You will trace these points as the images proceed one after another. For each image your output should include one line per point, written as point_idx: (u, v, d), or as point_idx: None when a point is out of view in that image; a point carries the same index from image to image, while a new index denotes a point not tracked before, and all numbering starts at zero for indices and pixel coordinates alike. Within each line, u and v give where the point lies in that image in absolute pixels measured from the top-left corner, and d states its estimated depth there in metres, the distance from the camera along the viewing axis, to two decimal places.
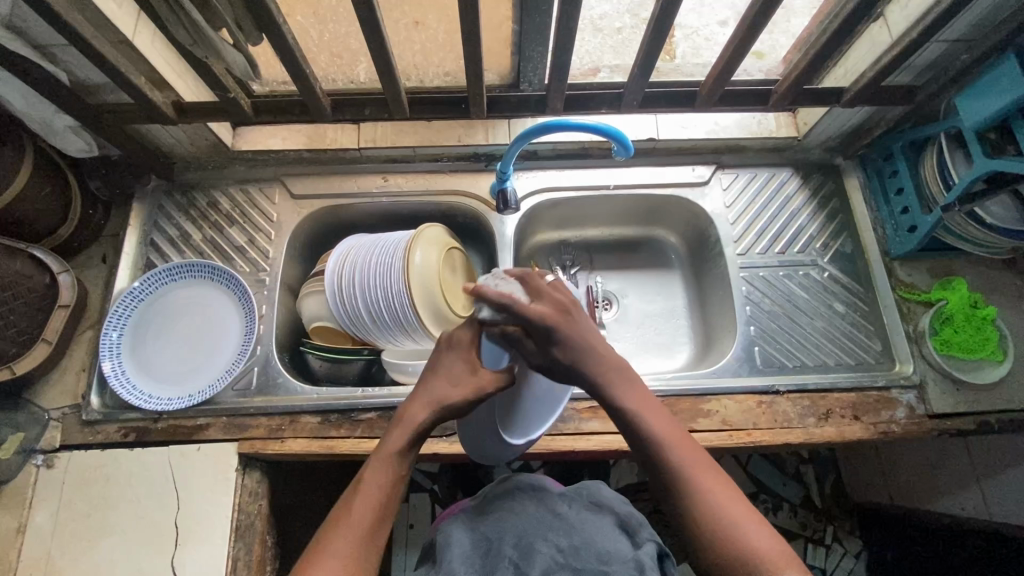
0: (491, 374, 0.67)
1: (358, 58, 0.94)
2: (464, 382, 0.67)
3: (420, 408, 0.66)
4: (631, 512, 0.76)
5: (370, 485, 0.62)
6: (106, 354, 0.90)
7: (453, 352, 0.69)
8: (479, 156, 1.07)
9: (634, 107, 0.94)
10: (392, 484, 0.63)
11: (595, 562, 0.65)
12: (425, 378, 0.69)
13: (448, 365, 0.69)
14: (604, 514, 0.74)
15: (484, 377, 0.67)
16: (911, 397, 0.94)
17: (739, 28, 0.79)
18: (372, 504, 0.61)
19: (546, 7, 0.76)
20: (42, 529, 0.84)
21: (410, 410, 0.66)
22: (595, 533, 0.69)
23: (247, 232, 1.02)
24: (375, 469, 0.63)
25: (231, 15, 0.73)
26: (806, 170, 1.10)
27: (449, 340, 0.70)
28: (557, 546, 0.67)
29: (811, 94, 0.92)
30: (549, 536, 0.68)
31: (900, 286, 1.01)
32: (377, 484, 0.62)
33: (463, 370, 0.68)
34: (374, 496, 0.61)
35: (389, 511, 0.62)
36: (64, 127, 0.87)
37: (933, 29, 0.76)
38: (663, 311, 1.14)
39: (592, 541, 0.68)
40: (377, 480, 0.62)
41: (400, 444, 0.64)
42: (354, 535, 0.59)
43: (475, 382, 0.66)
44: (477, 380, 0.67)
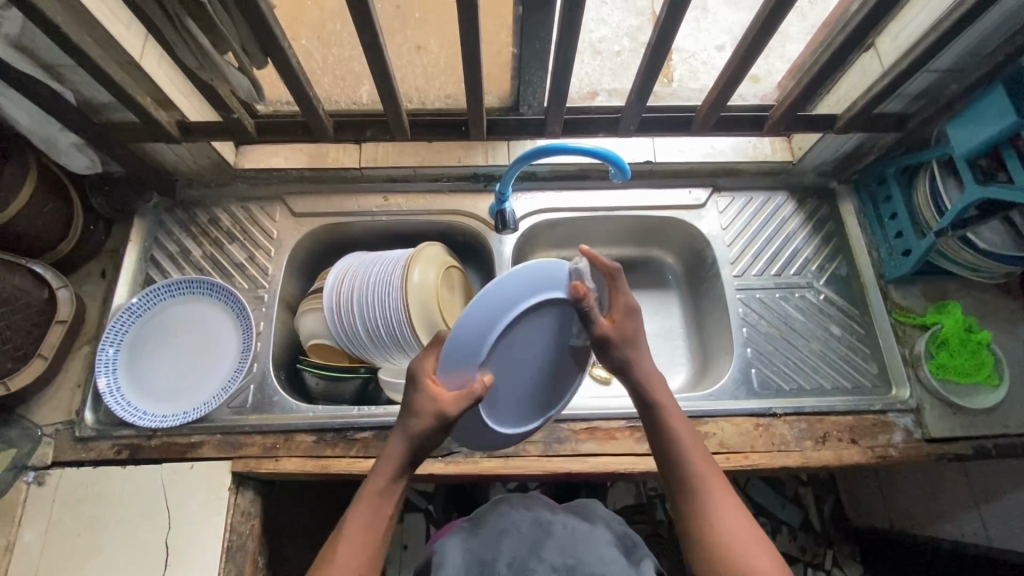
0: (454, 396, 0.65)
1: (362, 80, 0.96)
2: (427, 414, 0.65)
3: (395, 445, 0.66)
4: (626, 530, 0.77)
5: (352, 527, 0.63)
6: (102, 370, 0.90)
7: (411, 386, 0.66)
8: (478, 177, 1.08)
9: (631, 131, 0.96)
10: (379, 518, 0.64)
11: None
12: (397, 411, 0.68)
13: (409, 396, 0.66)
14: (599, 531, 0.74)
15: (449, 403, 0.64)
16: (908, 421, 0.94)
17: (735, 57, 0.81)
18: (358, 545, 0.62)
19: (544, 35, 0.78)
20: (30, 547, 0.83)
21: (388, 448, 0.67)
22: (589, 549, 0.70)
23: (246, 249, 1.03)
24: (361, 509, 0.64)
25: (237, 40, 0.74)
26: (802, 194, 1.11)
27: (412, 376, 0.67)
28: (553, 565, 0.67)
29: (805, 120, 0.94)
30: (544, 555, 0.69)
31: (895, 309, 1.02)
32: (359, 525, 0.63)
33: (425, 399, 0.65)
34: (362, 533, 0.63)
35: (375, 548, 0.63)
36: (69, 145, 0.88)
37: (922, 60, 0.78)
38: (659, 331, 1.14)
39: (585, 558, 0.69)
40: (361, 521, 0.63)
41: (381, 482, 0.66)
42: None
43: (439, 410, 0.64)
44: (439, 407, 0.64)
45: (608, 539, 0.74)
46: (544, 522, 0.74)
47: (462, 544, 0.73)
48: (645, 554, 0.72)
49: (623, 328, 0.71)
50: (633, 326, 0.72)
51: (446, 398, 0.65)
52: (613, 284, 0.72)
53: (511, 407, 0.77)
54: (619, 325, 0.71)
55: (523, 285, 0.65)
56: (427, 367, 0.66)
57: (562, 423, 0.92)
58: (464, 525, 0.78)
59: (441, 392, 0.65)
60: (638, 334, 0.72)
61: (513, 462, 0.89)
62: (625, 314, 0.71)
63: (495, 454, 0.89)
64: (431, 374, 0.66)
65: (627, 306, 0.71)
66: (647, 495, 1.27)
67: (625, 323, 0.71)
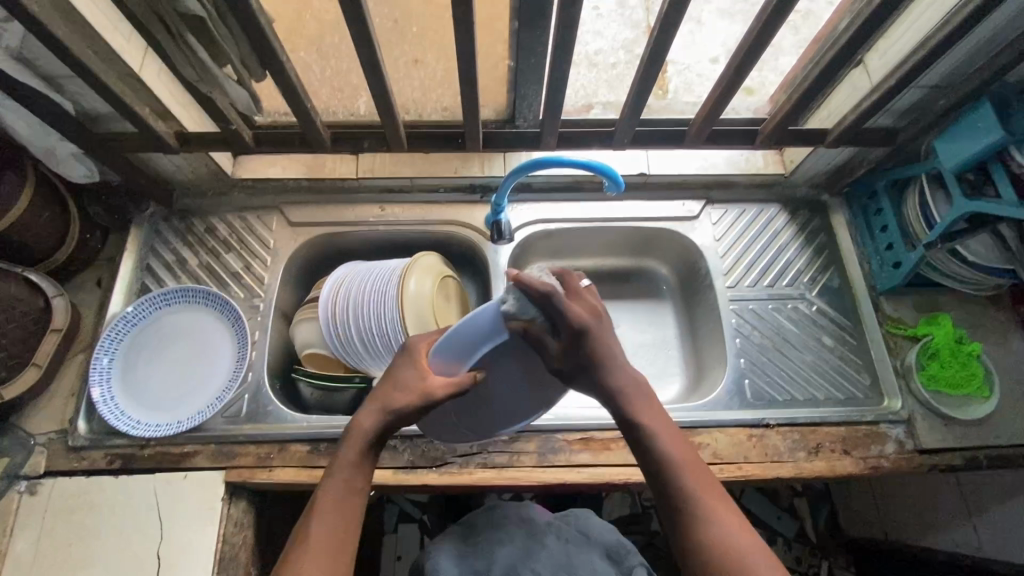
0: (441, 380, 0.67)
1: (359, 92, 0.98)
2: (411, 389, 0.67)
3: (368, 418, 0.66)
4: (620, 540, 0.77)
5: (324, 502, 0.62)
6: (96, 379, 0.90)
7: (404, 361, 0.70)
8: (474, 188, 1.09)
9: (625, 144, 0.97)
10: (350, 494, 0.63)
11: None
12: (377, 387, 0.69)
13: (398, 372, 0.69)
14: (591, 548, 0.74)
15: (434, 385, 0.67)
16: (900, 431, 0.94)
17: (727, 73, 0.83)
18: (331, 520, 0.61)
19: (539, 50, 0.80)
20: (21, 558, 0.82)
21: (360, 421, 0.66)
22: (579, 562, 0.72)
23: (243, 258, 1.03)
24: (333, 483, 0.63)
25: (237, 54, 0.75)
26: (794, 206, 1.12)
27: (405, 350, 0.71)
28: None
29: (797, 134, 0.95)
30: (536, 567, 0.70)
31: (887, 320, 1.03)
32: (332, 498, 0.62)
33: (413, 374, 0.68)
34: (332, 509, 0.61)
35: (348, 523, 0.61)
36: (67, 155, 0.89)
37: (910, 77, 0.80)
38: (654, 341, 1.15)
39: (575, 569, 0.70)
40: (333, 496, 0.62)
41: (352, 456, 0.64)
42: (317, 554, 0.58)
43: (423, 388, 0.66)
44: (425, 385, 0.67)
45: (599, 550, 0.75)
46: (536, 534, 0.75)
47: (454, 554, 0.74)
48: (636, 560, 0.73)
49: (576, 358, 0.67)
50: (588, 351, 0.66)
51: (435, 380, 0.67)
52: (551, 307, 0.65)
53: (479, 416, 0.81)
54: (570, 355, 0.66)
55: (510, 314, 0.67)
56: (422, 347, 0.71)
57: (557, 434, 0.92)
58: (455, 535, 0.78)
59: (430, 374, 0.68)
60: (602, 355, 0.66)
61: (508, 473, 0.89)
62: (573, 342, 0.66)
63: (490, 464, 0.89)
64: (425, 356, 0.71)
65: (573, 333, 0.65)
66: (643, 505, 1.27)
67: (576, 352, 0.66)
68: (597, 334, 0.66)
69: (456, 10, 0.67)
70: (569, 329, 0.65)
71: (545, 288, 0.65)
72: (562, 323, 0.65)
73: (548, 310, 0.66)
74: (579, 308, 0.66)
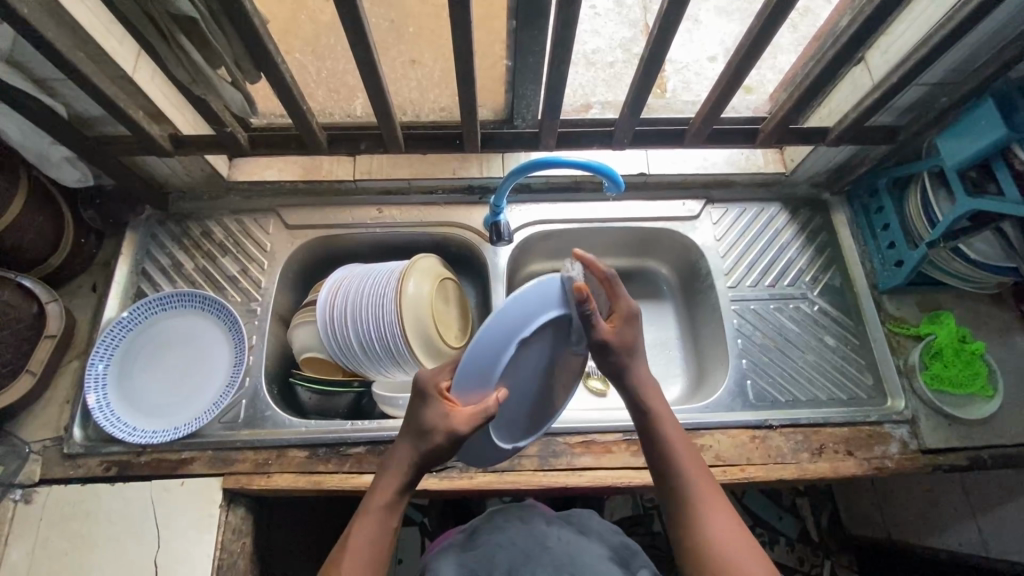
0: (466, 416, 0.64)
1: (356, 93, 0.96)
2: (437, 430, 0.64)
3: (405, 457, 0.67)
4: (622, 540, 0.77)
5: (356, 539, 0.64)
6: (92, 385, 0.89)
7: (422, 398, 0.67)
8: (473, 189, 1.08)
9: (625, 144, 0.96)
10: (380, 536, 0.64)
11: None
12: (404, 426, 0.69)
13: (422, 410, 0.66)
14: (594, 546, 0.74)
15: (459, 420, 0.64)
16: (904, 432, 0.94)
17: (726, 70, 0.81)
18: (361, 558, 0.63)
19: (538, 49, 0.79)
20: (16, 567, 0.81)
21: (397, 459, 0.68)
22: (586, 560, 0.71)
23: (239, 262, 1.02)
24: (369, 515, 0.65)
25: (230, 55, 0.74)
26: (795, 205, 1.11)
27: (421, 388, 0.67)
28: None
29: (797, 133, 0.94)
30: (544, 569, 0.69)
31: (890, 319, 1.02)
32: (365, 536, 0.64)
33: (436, 410, 0.65)
34: (362, 553, 0.63)
35: (377, 563, 0.63)
36: (60, 159, 0.88)
37: (912, 74, 0.79)
38: (655, 342, 1.14)
39: (584, 567, 0.70)
40: (363, 538, 0.64)
41: (388, 495, 0.66)
42: None
43: (449, 428, 0.64)
44: (451, 424, 0.64)
45: (605, 553, 0.74)
46: (540, 536, 0.74)
47: (457, 559, 0.73)
48: (642, 563, 0.73)
49: (623, 336, 0.69)
50: (632, 335, 0.70)
51: (459, 415, 0.64)
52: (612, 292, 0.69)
53: (511, 422, 0.77)
54: (619, 332, 0.69)
55: (530, 307, 0.65)
56: (439, 383, 0.67)
57: (557, 437, 0.91)
58: (456, 540, 0.77)
59: (454, 409, 0.65)
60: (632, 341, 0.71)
61: (507, 477, 0.88)
62: (626, 319, 0.69)
63: (490, 468, 0.88)
64: (445, 391, 0.66)
65: (627, 314, 0.70)
66: (644, 507, 1.26)
67: (626, 328, 0.70)
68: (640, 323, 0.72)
69: (454, 9, 0.66)
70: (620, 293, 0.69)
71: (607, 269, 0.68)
72: (618, 299, 0.70)
73: (605, 286, 0.69)
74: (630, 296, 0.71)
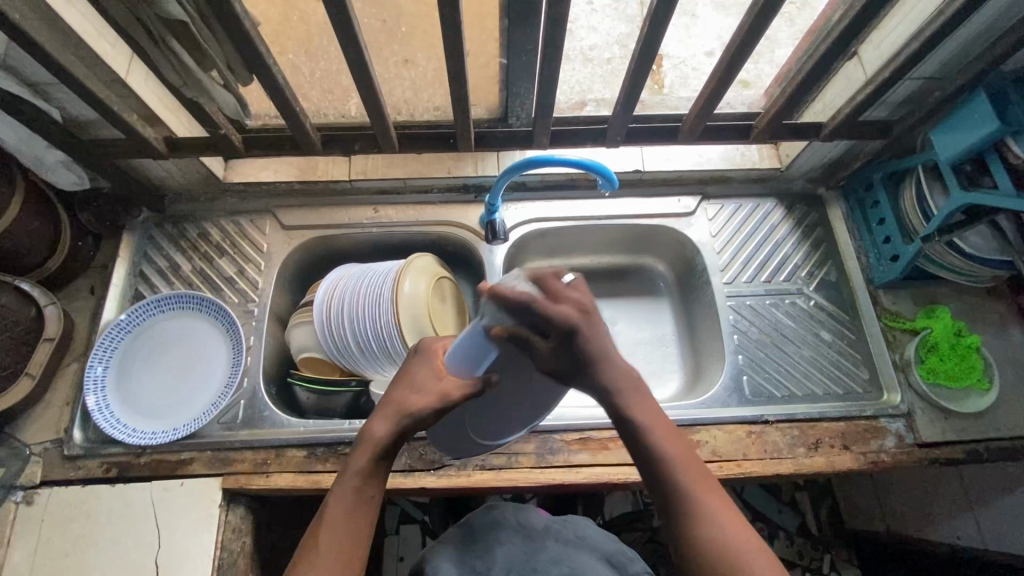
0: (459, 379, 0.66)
1: (350, 94, 0.97)
2: (427, 391, 0.65)
3: (383, 422, 0.64)
4: (618, 547, 0.77)
5: (334, 511, 0.60)
6: (91, 388, 0.90)
7: (419, 361, 0.69)
8: (468, 188, 1.09)
9: (619, 142, 0.95)
10: (360, 506, 0.61)
11: None
12: (388, 392, 0.67)
13: (415, 373, 0.68)
14: (589, 552, 0.74)
15: (451, 383, 0.65)
16: (900, 425, 0.94)
17: (718, 68, 0.82)
18: (339, 528, 0.59)
19: (530, 48, 0.79)
20: (18, 568, 0.82)
21: (373, 425, 0.64)
22: (581, 561, 0.71)
23: (236, 263, 1.03)
24: (345, 488, 0.61)
25: (222, 58, 0.74)
26: (790, 201, 1.11)
27: (420, 350, 0.70)
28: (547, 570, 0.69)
29: (791, 128, 0.94)
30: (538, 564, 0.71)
31: (886, 314, 1.02)
32: (343, 507, 0.60)
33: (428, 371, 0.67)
34: (342, 523, 0.60)
35: (358, 534, 0.60)
36: (56, 162, 0.88)
37: (904, 69, 0.79)
38: (651, 339, 1.14)
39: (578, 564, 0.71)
40: (343, 508, 0.61)
41: (363, 463, 0.62)
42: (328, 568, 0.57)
43: (441, 389, 0.65)
44: (444, 385, 0.65)
45: (599, 557, 0.74)
46: (536, 536, 0.76)
47: (453, 554, 0.74)
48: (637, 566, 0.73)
49: (566, 359, 0.63)
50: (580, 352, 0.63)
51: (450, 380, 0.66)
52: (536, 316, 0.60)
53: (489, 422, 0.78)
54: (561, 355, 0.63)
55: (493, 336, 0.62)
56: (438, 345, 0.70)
57: (555, 434, 0.92)
58: (451, 536, 0.78)
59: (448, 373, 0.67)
60: (592, 352, 0.63)
61: (504, 475, 0.88)
62: (565, 340, 0.61)
63: (487, 466, 0.89)
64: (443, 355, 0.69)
65: (563, 333, 0.61)
66: (644, 503, 1.27)
67: (568, 348, 0.62)
68: (588, 332, 0.62)
69: (444, 10, 0.66)
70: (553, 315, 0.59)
71: (522, 297, 0.59)
72: (551, 324, 0.60)
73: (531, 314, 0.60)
74: (565, 309, 0.61)
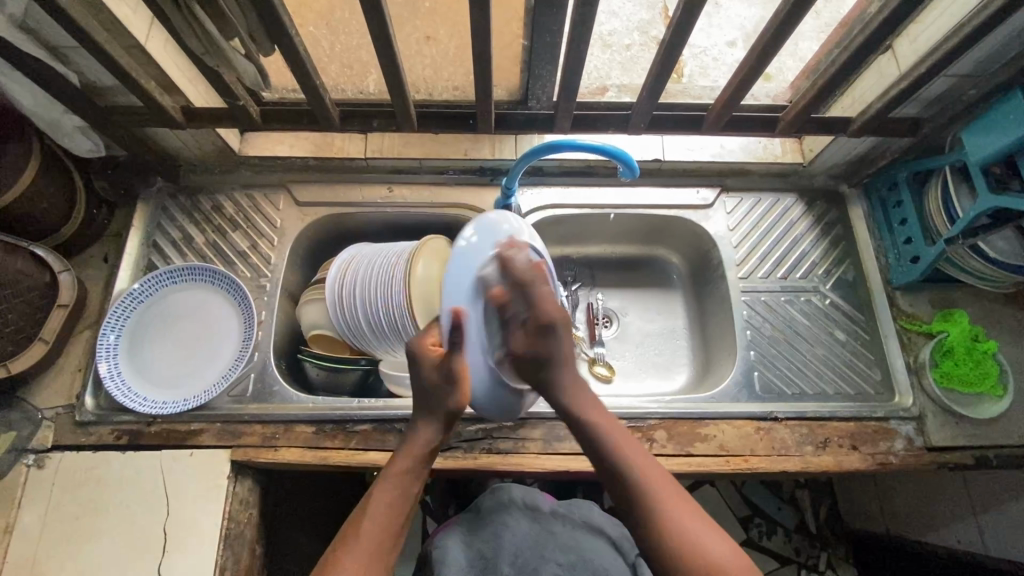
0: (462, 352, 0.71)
1: (369, 70, 0.95)
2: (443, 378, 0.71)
3: (431, 428, 0.73)
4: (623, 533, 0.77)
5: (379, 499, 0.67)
6: (103, 355, 0.90)
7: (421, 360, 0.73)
8: (484, 170, 1.07)
9: (642, 129, 0.93)
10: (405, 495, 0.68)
11: None
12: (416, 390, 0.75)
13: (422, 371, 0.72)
14: (594, 535, 0.76)
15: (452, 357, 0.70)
16: (910, 429, 0.93)
17: (751, 55, 0.79)
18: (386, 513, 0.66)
19: (556, 27, 0.76)
20: (29, 529, 0.83)
21: (421, 431, 0.73)
22: (589, 545, 0.74)
23: (250, 237, 1.02)
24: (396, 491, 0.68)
25: (244, 27, 0.73)
26: (811, 197, 1.10)
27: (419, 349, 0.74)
28: (557, 563, 0.70)
29: (818, 123, 0.92)
30: (548, 554, 0.72)
31: (902, 316, 1.01)
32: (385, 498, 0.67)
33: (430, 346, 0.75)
34: (387, 509, 0.67)
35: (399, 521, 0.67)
36: (73, 128, 0.87)
37: (941, 65, 0.76)
38: (662, 330, 1.14)
39: (587, 556, 0.72)
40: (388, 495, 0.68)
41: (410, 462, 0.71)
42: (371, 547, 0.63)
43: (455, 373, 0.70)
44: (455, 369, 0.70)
45: (602, 539, 0.77)
46: (543, 522, 0.77)
47: (463, 538, 0.75)
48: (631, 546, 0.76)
49: (537, 349, 0.73)
50: (549, 345, 0.73)
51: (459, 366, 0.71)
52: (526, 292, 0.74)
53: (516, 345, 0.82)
54: (533, 344, 0.73)
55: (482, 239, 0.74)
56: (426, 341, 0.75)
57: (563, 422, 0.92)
58: (461, 521, 0.80)
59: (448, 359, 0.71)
60: (559, 354, 0.74)
61: (511, 459, 0.89)
62: (541, 332, 0.73)
63: (495, 450, 0.89)
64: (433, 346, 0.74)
65: (541, 322, 0.73)
66: None
67: (541, 342, 0.73)
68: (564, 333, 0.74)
69: None
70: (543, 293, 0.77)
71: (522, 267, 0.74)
72: (536, 309, 0.73)
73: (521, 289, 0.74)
74: (550, 304, 0.74)
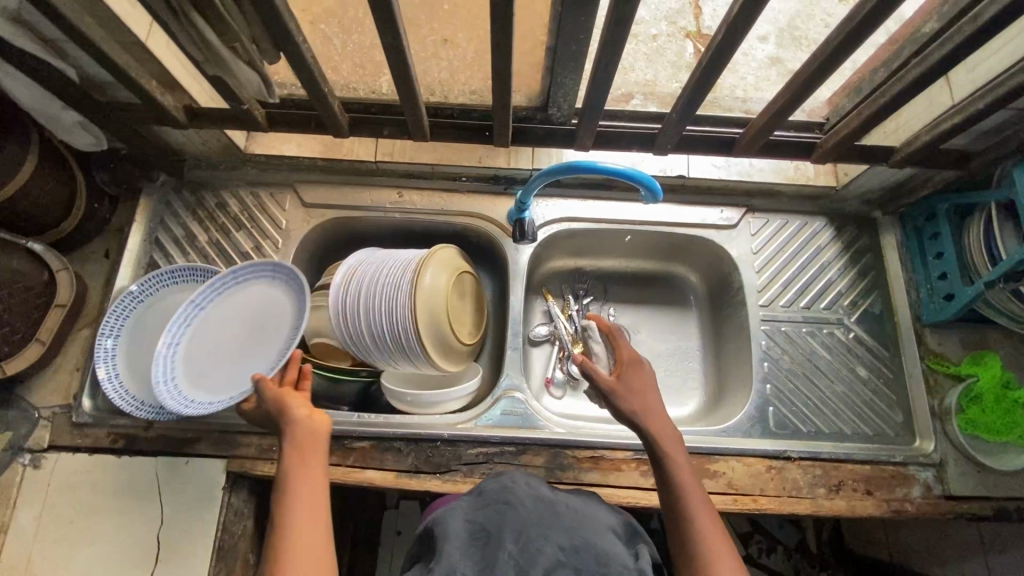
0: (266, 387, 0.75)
1: (382, 70, 0.88)
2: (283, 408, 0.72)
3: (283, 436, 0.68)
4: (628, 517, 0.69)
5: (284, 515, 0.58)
6: (101, 358, 0.87)
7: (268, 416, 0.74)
8: (499, 179, 1.02)
9: (668, 148, 0.88)
10: (304, 506, 0.59)
11: (595, 565, 0.56)
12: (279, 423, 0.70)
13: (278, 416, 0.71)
14: (604, 519, 0.65)
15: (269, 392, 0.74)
16: (929, 475, 0.89)
17: (794, 79, 0.72)
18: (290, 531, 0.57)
19: (583, 36, 0.69)
20: (23, 531, 0.82)
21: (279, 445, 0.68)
22: (597, 529, 0.62)
23: (254, 237, 0.99)
24: (289, 514, 0.58)
25: (247, 33, 0.68)
26: (841, 222, 1.04)
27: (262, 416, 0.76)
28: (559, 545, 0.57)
29: (858, 150, 0.86)
30: (549, 535, 0.59)
31: (929, 354, 0.96)
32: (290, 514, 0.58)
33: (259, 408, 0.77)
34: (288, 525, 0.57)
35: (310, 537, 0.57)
36: (72, 122, 0.84)
37: (1001, 102, 0.70)
38: (674, 351, 1.10)
39: (591, 540, 0.59)
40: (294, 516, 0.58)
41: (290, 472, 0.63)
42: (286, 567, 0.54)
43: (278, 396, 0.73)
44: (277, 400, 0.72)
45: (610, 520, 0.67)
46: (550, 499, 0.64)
47: (462, 513, 0.63)
48: (644, 541, 0.66)
49: (628, 380, 0.76)
50: (641, 375, 0.77)
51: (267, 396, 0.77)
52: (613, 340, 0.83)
53: None
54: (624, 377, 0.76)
55: None
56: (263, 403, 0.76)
57: (566, 449, 0.89)
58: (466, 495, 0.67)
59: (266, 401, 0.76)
60: (639, 388, 0.75)
61: None
62: (629, 368, 0.77)
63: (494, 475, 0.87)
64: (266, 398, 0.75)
65: (629, 360, 0.78)
66: None
67: (630, 374, 0.77)
68: (638, 373, 0.77)
69: None
70: (624, 379, 0.76)
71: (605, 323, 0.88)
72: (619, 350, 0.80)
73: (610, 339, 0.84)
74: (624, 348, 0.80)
